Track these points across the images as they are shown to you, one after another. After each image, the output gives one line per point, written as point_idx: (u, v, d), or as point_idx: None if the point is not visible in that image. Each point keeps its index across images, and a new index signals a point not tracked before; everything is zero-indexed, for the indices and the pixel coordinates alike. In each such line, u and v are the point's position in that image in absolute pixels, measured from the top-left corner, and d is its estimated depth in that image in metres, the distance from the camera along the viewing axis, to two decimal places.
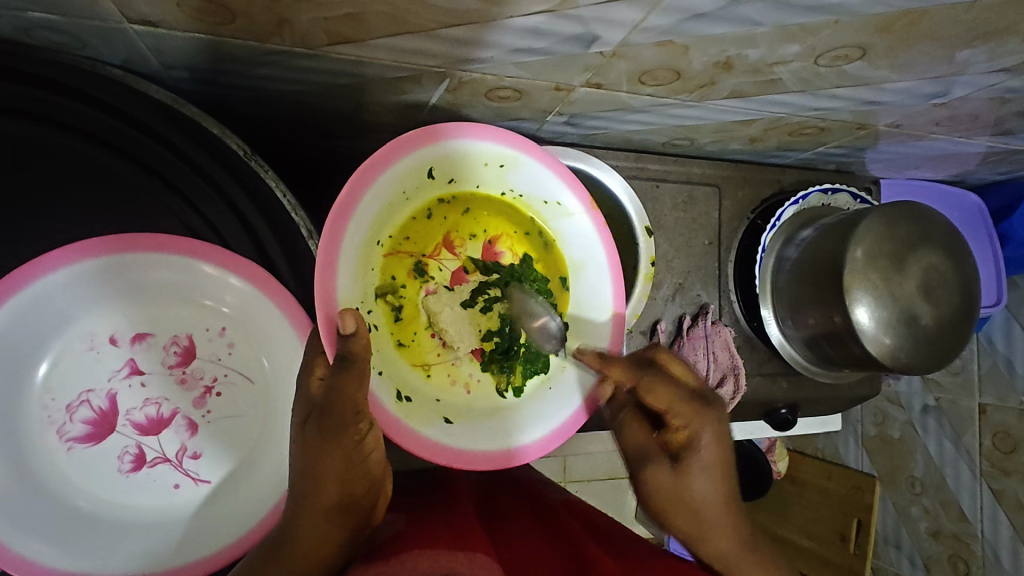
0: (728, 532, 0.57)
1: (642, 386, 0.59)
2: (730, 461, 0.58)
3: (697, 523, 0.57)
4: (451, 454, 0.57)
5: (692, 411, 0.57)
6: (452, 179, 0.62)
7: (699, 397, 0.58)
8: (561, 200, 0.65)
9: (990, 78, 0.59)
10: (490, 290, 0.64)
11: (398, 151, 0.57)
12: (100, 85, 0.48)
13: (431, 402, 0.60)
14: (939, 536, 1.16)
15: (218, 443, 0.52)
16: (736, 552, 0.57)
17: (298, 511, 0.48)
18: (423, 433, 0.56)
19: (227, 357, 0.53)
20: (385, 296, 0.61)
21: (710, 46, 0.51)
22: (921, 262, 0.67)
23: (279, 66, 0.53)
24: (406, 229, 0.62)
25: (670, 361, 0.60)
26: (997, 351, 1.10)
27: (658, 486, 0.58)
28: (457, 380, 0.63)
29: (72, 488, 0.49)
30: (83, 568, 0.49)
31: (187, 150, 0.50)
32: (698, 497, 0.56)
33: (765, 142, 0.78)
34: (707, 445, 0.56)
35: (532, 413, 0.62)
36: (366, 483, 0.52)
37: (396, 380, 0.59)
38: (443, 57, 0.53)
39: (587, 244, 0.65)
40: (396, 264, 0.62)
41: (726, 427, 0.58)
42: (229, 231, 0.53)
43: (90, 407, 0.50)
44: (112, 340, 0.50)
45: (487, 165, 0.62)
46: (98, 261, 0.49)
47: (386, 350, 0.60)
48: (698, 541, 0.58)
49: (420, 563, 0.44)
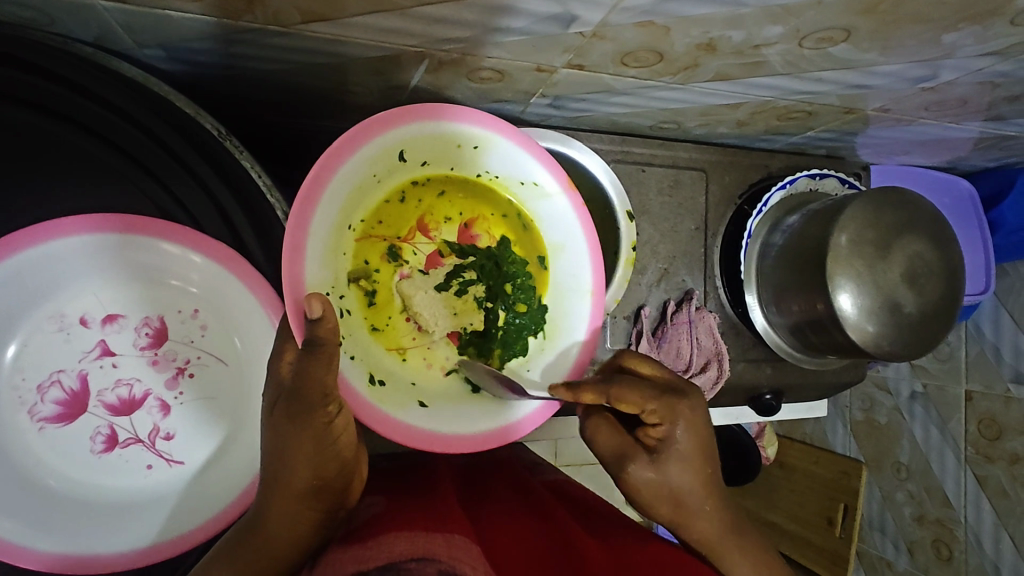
0: (710, 515, 0.59)
1: (609, 399, 0.57)
2: (707, 448, 0.59)
3: (678, 509, 0.58)
4: (424, 437, 0.56)
5: (666, 407, 0.57)
6: (425, 162, 0.62)
7: (670, 390, 0.58)
8: (538, 180, 0.64)
9: (979, 62, 0.58)
10: (467, 274, 0.64)
11: (366, 133, 0.56)
12: (64, 62, 0.47)
13: (406, 386, 0.60)
14: (923, 521, 1.18)
15: (191, 425, 0.53)
16: (717, 530, 0.59)
17: (271, 492, 0.49)
18: (399, 417, 0.56)
19: (200, 339, 0.53)
20: (358, 280, 0.60)
21: (692, 27, 0.50)
22: (906, 249, 0.66)
23: (254, 44, 0.52)
24: (379, 213, 0.62)
25: (636, 364, 0.61)
26: (985, 338, 1.10)
27: (640, 484, 0.58)
28: (433, 363, 0.63)
29: (43, 467, 0.49)
30: (51, 547, 0.49)
31: (157, 130, 0.49)
32: (679, 486, 0.58)
33: (753, 126, 0.77)
34: (685, 436, 0.57)
35: (511, 398, 0.61)
36: (339, 467, 0.51)
37: (368, 364, 0.58)
38: (420, 36, 0.52)
39: (565, 225, 0.65)
40: (369, 248, 0.61)
41: (700, 415, 0.58)
42: (200, 212, 0.53)
43: (61, 388, 0.50)
44: (82, 321, 0.50)
45: (462, 147, 0.61)
46: (66, 242, 0.49)
47: (358, 334, 0.59)
48: (682, 528, 0.59)
49: (395, 545, 0.44)
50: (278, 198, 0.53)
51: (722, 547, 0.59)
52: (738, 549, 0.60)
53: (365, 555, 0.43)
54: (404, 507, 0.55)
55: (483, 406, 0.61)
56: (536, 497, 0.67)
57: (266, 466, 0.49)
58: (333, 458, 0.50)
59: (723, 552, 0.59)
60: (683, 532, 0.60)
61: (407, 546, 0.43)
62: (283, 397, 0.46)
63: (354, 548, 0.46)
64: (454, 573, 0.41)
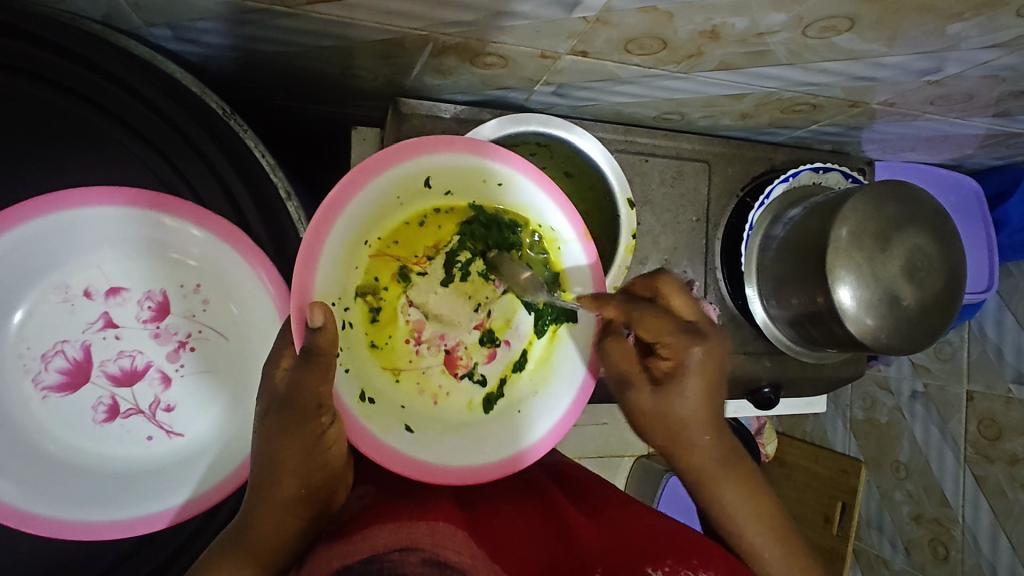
0: (709, 448, 0.59)
1: (631, 321, 0.55)
2: (720, 384, 0.57)
3: (674, 440, 0.59)
4: (405, 464, 0.55)
5: (681, 345, 0.55)
6: (449, 191, 0.61)
7: (691, 328, 0.55)
8: (554, 226, 0.63)
9: (984, 54, 0.58)
10: (461, 256, 0.62)
11: (398, 155, 0.57)
12: (73, 36, 0.47)
13: (395, 407, 0.58)
14: (920, 520, 1.18)
15: (192, 398, 0.54)
16: (710, 465, 0.59)
17: (260, 494, 0.49)
18: (384, 441, 0.55)
19: (201, 314, 0.54)
20: (363, 296, 0.59)
21: (696, 13, 0.50)
22: (907, 242, 0.66)
23: (260, 25, 0.53)
24: (397, 233, 0.60)
25: (671, 292, 0.56)
26: (987, 338, 1.09)
27: (641, 409, 0.59)
28: (426, 389, 0.61)
29: (45, 434, 0.50)
30: (51, 513, 0.50)
31: (162, 105, 0.50)
32: (680, 419, 0.58)
33: (756, 118, 0.77)
34: (695, 375, 0.56)
35: (495, 438, 0.59)
36: (326, 475, 0.51)
37: (361, 379, 0.57)
38: (426, 19, 0.52)
39: (579, 273, 0.63)
40: (381, 266, 0.59)
41: (717, 360, 0.56)
42: (203, 188, 0.53)
43: (65, 357, 0.51)
44: (87, 293, 0.51)
45: (486, 182, 0.60)
46: (73, 213, 0.50)
47: (356, 349, 0.58)
48: (678, 458, 0.60)
49: (383, 536, 0.46)
50: (282, 176, 0.54)
51: (717, 477, 0.60)
52: (732, 483, 0.60)
53: (351, 549, 0.45)
54: (396, 496, 0.56)
55: (467, 441, 0.59)
56: (534, 483, 0.66)
57: (256, 469, 0.50)
58: (321, 467, 0.50)
59: (716, 485, 0.60)
60: (679, 461, 0.60)
61: (394, 537, 0.45)
62: (276, 405, 0.48)
63: (341, 543, 0.47)
64: (439, 560, 0.44)
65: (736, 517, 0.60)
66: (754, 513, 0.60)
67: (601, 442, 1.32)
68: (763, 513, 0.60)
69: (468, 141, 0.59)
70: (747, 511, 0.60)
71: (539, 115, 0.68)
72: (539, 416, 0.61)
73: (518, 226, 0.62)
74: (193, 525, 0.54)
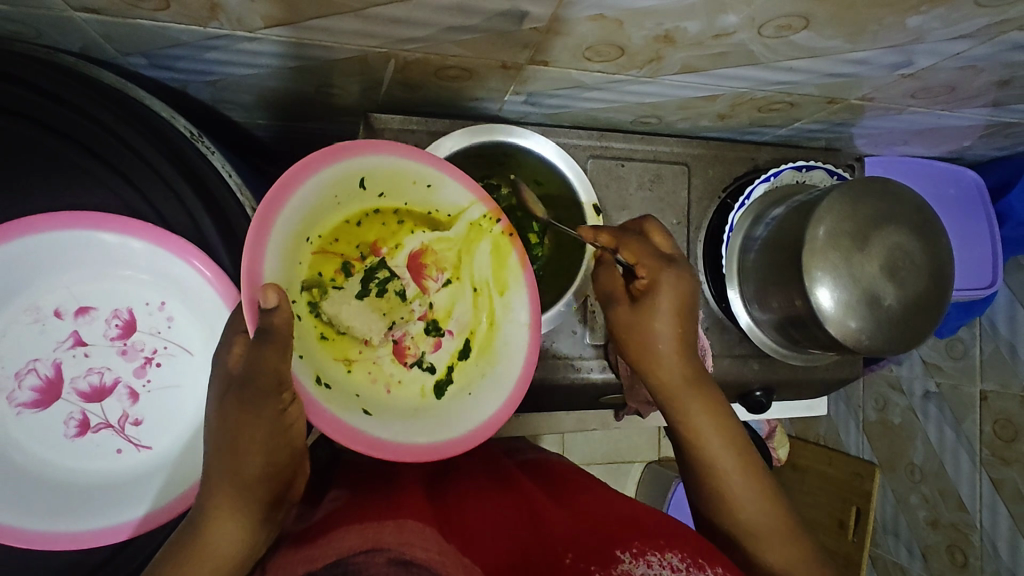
0: (679, 366, 0.60)
1: (619, 245, 0.62)
2: (690, 310, 0.61)
3: (645, 351, 0.61)
4: (370, 444, 0.54)
5: (656, 267, 0.60)
6: (383, 194, 0.62)
7: (664, 255, 0.61)
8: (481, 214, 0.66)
9: (954, 46, 0.56)
10: (381, 273, 0.64)
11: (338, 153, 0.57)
12: (38, 71, 0.50)
13: (351, 396, 0.58)
14: (937, 526, 1.14)
15: (159, 412, 0.57)
16: (677, 380, 0.60)
17: (227, 480, 0.51)
18: (342, 418, 0.54)
19: (166, 330, 0.57)
20: (310, 290, 0.59)
21: (645, 19, 0.50)
22: (886, 240, 0.65)
23: (226, 50, 0.55)
24: (337, 231, 0.61)
25: (653, 229, 0.64)
26: (999, 335, 1.05)
27: (619, 322, 0.63)
28: (379, 378, 0.62)
29: (13, 445, 0.53)
30: (16, 521, 0.52)
31: (125, 134, 0.52)
32: (651, 332, 0.60)
33: (735, 118, 0.77)
34: (664, 296, 0.59)
35: (451, 416, 0.60)
36: (289, 455, 0.53)
37: (315, 366, 0.56)
38: (382, 37, 0.53)
39: (513, 273, 0.65)
40: (325, 261, 0.60)
41: (686, 286, 0.60)
42: (168, 211, 0.55)
43: (37, 375, 0.53)
44: (57, 313, 0.54)
45: (416, 183, 0.63)
46: (44, 237, 0.52)
47: (306, 339, 0.58)
48: (648, 373, 0.62)
49: (346, 538, 0.46)
50: (247, 196, 0.57)
51: (684, 395, 0.60)
52: (702, 407, 0.60)
53: (316, 554, 0.46)
54: (367, 500, 0.56)
55: (424, 420, 0.59)
56: (506, 475, 0.66)
57: (216, 456, 0.51)
58: (284, 446, 0.52)
59: (687, 406, 0.60)
60: (650, 377, 0.62)
61: (358, 538, 0.46)
62: (234, 385, 0.50)
63: (306, 548, 0.48)
64: (404, 560, 0.44)
65: (702, 438, 0.60)
66: (719, 436, 0.60)
67: (610, 448, 1.35)
68: (729, 438, 0.60)
69: (403, 145, 0.61)
70: (716, 433, 0.60)
71: (496, 126, 0.70)
72: (490, 392, 0.62)
73: (446, 223, 0.66)
74: (154, 528, 0.56)
